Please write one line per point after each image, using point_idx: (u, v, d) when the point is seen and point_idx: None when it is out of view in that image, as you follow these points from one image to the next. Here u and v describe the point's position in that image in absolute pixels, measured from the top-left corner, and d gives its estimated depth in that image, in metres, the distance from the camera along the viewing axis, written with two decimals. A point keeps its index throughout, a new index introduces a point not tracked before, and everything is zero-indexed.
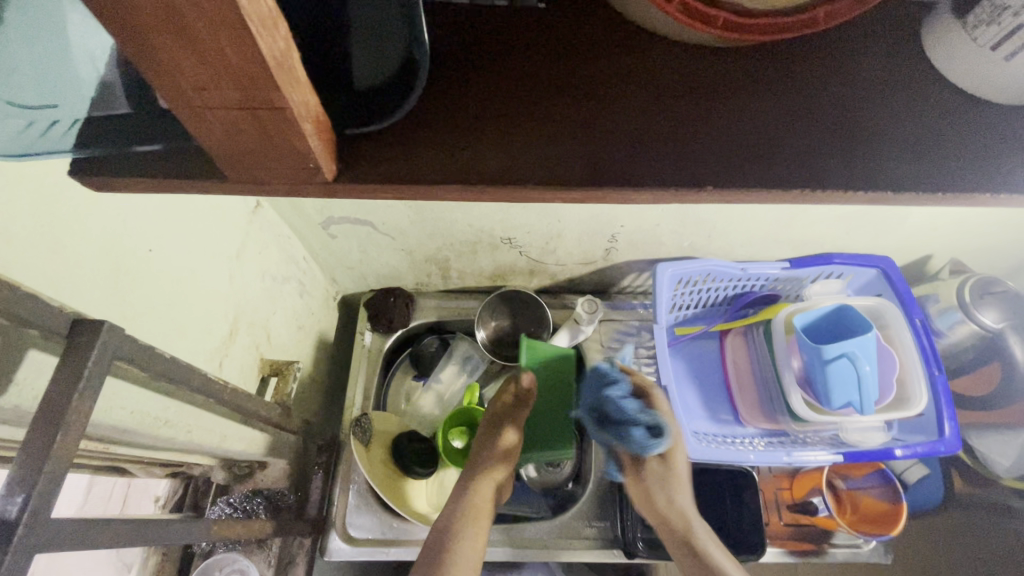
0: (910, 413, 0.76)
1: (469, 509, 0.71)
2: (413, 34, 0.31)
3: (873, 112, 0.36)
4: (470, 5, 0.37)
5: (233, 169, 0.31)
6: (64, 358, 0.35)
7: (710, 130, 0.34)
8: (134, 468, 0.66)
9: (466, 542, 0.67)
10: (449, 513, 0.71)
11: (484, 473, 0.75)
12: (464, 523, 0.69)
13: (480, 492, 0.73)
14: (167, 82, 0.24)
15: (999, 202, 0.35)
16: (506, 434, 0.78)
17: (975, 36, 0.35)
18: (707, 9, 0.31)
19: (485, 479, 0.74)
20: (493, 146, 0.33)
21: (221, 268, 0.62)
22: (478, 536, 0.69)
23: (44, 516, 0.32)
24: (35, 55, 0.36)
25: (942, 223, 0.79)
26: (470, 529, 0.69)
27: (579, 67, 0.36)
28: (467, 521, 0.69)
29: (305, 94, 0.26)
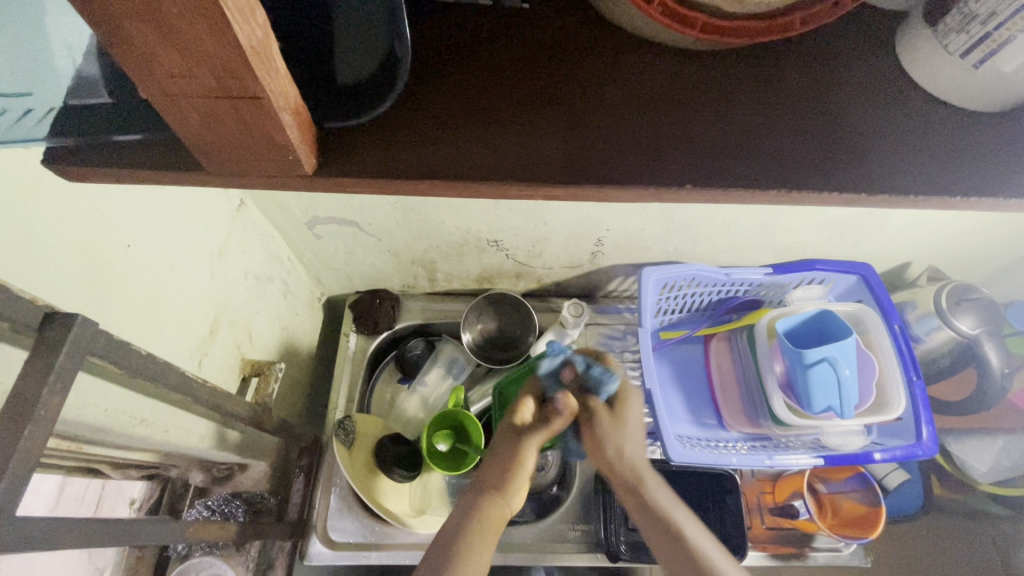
0: (888, 416, 0.78)
1: (481, 527, 0.57)
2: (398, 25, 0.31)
3: (849, 120, 0.36)
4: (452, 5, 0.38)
5: (210, 159, 0.30)
6: (36, 351, 0.34)
7: (690, 131, 0.35)
8: (109, 468, 0.65)
9: (475, 561, 0.54)
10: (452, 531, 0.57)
11: (497, 497, 0.59)
12: (474, 541, 0.56)
13: (496, 510, 0.58)
14: (141, 69, 0.23)
15: (973, 204, 0.36)
16: (525, 454, 0.60)
17: (946, 44, 0.35)
18: (690, 13, 0.31)
19: (499, 506, 0.58)
20: (478, 144, 0.33)
21: (200, 265, 0.61)
22: (487, 554, 0.56)
23: (11, 511, 0.32)
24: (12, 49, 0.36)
25: (920, 231, 0.80)
26: (479, 549, 0.55)
27: (562, 70, 0.36)
28: (476, 542, 0.55)
29: (284, 84, 0.26)
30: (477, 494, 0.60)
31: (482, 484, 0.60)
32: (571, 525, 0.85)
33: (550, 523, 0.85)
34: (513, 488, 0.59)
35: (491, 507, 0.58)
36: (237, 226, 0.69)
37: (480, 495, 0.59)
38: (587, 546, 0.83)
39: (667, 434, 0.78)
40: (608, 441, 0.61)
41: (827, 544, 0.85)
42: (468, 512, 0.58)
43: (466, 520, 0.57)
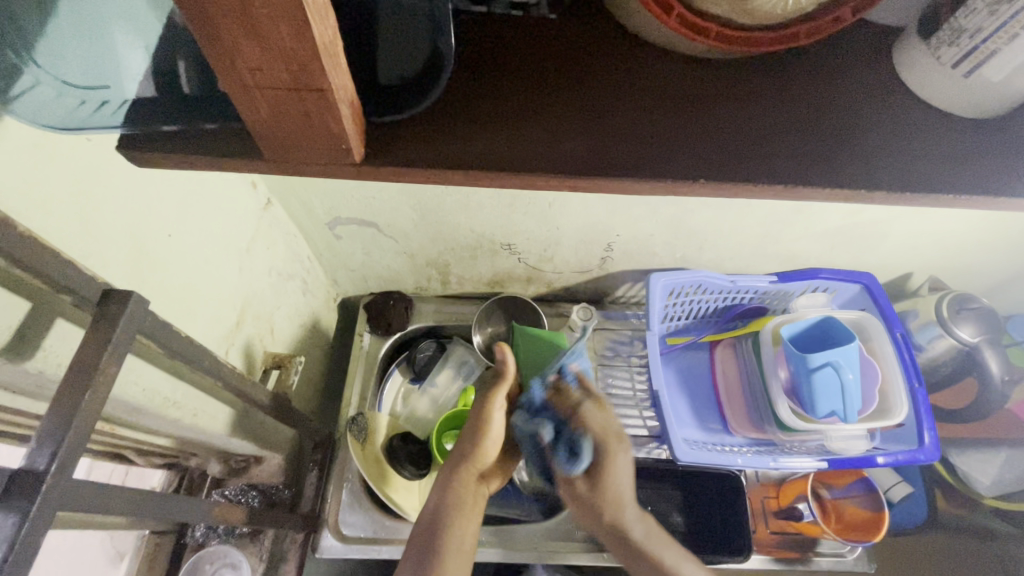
0: (891, 421, 0.80)
1: (460, 502, 0.61)
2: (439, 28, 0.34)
3: (853, 125, 0.39)
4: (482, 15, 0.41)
5: (270, 148, 0.33)
6: (96, 324, 0.37)
7: (703, 132, 0.38)
8: (134, 454, 0.67)
9: (461, 535, 0.59)
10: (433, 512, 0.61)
11: (470, 466, 0.64)
12: (456, 516, 0.60)
13: (469, 478, 0.63)
14: (223, 63, 0.26)
15: (966, 203, 0.38)
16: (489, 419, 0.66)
17: (937, 55, 0.38)
18: (700, 22, 0.33)
19: (470, 476, 0.64)
20: (507, 141, 0.36)
21: (228, 259, 0.64)
22: (471, 525, 0.61)
23: (70, 469, 0.34)
24: (78, 39, 0.35)
25: (920, 241, 0.83)
26: (461, 521, 0.60)
27: (584, 74, 0.39)
28: (457, 517, 0.60)
29: (345, 78, 0.29)
30: (449, 471, 0.64)
31: (453, 461, 0.65)
32: (578, 524, 0.86)
33: (557, 523, 0.86)
34: (484, 458, 0.65)
35: (463, 477, 0.63)
36: (264, 224, 0.72)
37: (453, 472, 0.64)
38: (593, 546, 0.84)
39: (673, 434, 0.80)
40: (601, 499, 0.62)
41: (830, 549, 0.86)
42: (444, 490, 0.62)
43: (445, 497, 0.61)
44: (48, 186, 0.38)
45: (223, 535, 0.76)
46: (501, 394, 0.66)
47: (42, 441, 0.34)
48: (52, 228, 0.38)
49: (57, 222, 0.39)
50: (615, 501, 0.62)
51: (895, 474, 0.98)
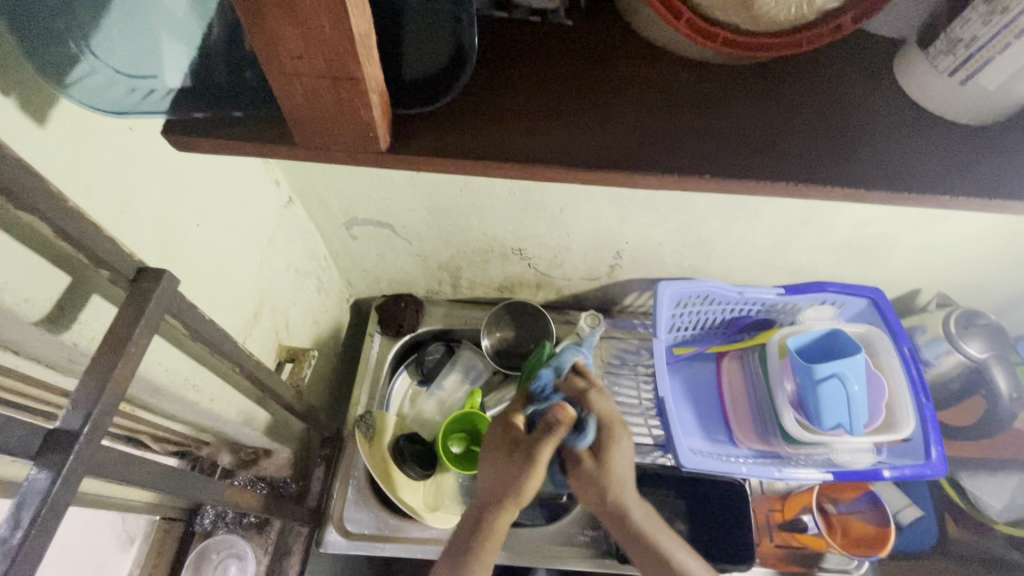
0: (898, 435, 0.80)
1: (486, 540, 0.65)
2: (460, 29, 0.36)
3: (867, 125, 0.39)
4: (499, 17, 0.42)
5: (302, 135, 0.34)
6: (131, 299, 0.39)
7: (713, 129, 0.38)
8: (150, 440, 0.69)
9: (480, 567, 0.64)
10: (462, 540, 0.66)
11: (499, 513, 0.65)
12: (480, 551, 0.64)
13: (498, 522, 0.65)
14: (267, 49, 0.28)
15: (970, 203, 0.37)
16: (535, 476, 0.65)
17: (936, 64, 0.38)
18: (711, 28, 0.34)
19: (499, 522, 0.65)
20: (522, 136, 0.37)
21: (248, 253, 0.66)
22: (491, 558, 0.65)
23: (100, 433, 0.36)
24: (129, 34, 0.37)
25: (928, 257, 0.83)
26: (484, 555, 0.64)
27: (598, 72, 0.40)
28: (480, 551, 0.64)
29: (376, 69, 0.31)
30: (481, 510, 0.67)
31: (486, 499, 0.67)
32: (581, 529, 0.86)
33: (560, 527, 0.86)
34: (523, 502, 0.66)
35: (494, 520, 0.65)
36: (283, 221, 0.75)
37: (485, 512, 0.66)
38: (595, 552, 0.84)
39: (677, 439, 0.81)
40: (606, 490, 0.68)
41: (835, 564, 0.85)
42: (475, 525, 0.66)
43: (477, 533, 0.65)
44: (94, 170, 0.41)
45: (231, 524, 0.77)
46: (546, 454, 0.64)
47: (76, 405, 0.36)
48: (96, 209, 0.41)
49: (98, 204, 0.41)
50: (620, 477, 0.69)
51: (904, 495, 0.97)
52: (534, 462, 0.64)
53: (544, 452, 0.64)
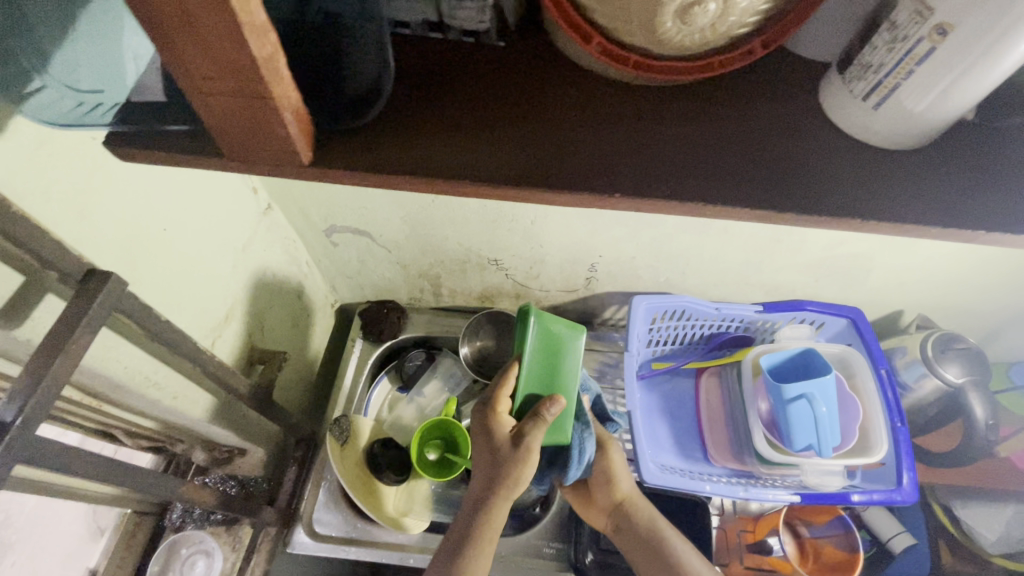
0: (870, 459, 0.78)
1: (483, 536, 0.57)
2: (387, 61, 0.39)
3: (790, 148, 0.40)
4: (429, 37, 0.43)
5: (229, 147, 0.36)
6: (76, 298, 0.42)
7: (631, 149, 0.39)
8: (123, 435, 0.72)
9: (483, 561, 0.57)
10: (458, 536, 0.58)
11: (495, 504, 0.58)
12: (478, 547, 0.57)
13: (494, 516, 0.58)
14: (180, 70, 0.30)
15: (878, 229, 0.37)
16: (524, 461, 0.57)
17: (850, 88, 0.39)
18: (621, 52, 0.36)
19: (494, 516, 0.58)
20: (441, 151, 0.38)
21: (222, 256, 0.69)
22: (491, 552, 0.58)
23: (34, 426, 0.38)
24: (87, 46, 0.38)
25: (907, 278, 0.82)
26: (484, 551, 0.57)
27: (525, 91, 0.41)
28: (479, 548, 0.57)
29: (288, 88, 0.32)
30: (473, 506, 0.59)
31: (479, 495, 0.59)
32: (547, 542, 0.86)
33: (527, 538, 0.86)
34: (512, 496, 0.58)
35: (490, 512, 0.58)
36: (261, 227, 0.77)
37: (476, 507, 0.58)
38: (558, 564, 0.83)
39: (642, 454, 0.80)
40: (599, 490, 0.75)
41: None
42: (471, 519, 0.58)
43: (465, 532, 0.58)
44: (52, 177, 0.43)
45: (199, 520, 0.80)
46: (536, 438, 0.58)
47: (12, 398, 0.38)
48: (55, 215, 0.44)
49: (56, 209, 0.44)
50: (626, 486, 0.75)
51: (899, 524, 0.92)
52: (528, 448, 0.57)
53: (535, 437, 0.58)
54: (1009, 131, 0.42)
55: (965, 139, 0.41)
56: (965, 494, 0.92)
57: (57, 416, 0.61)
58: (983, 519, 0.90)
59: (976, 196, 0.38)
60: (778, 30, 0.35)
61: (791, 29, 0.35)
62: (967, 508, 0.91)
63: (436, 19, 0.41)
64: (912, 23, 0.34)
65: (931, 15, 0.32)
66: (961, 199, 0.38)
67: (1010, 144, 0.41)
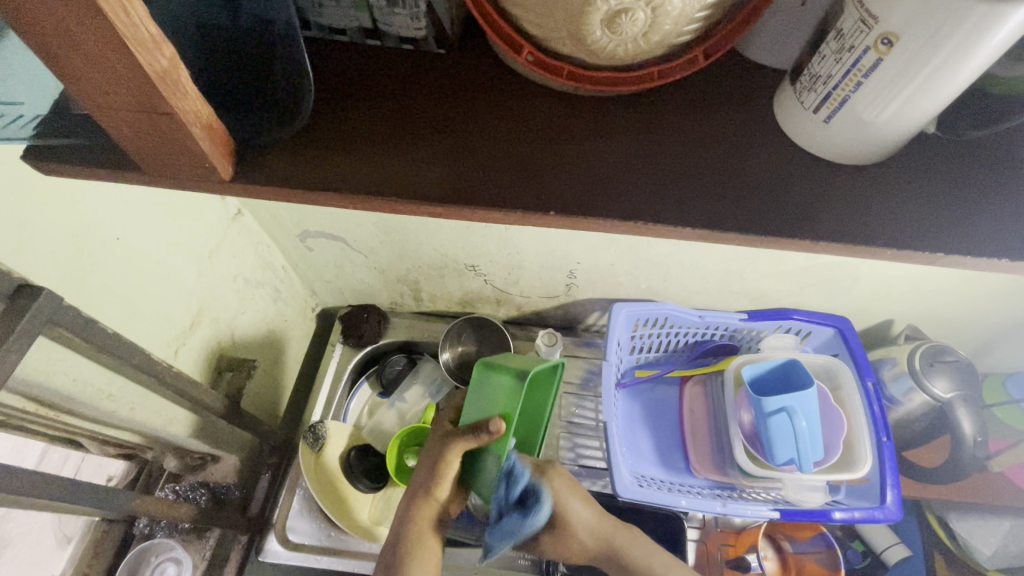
0: (854, 475, 0.75)
1: (415, 542, 0.54)
2: (304, 69, 0.37)
3: (738, 163, 0.38)
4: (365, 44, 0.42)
5: (145, 162, 0.35)
6: (5, 314, 0.41)
7: (564, 164, 0.37)
8: (88, 443, 0.71)
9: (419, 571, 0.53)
10: (393, 541, 0.55)
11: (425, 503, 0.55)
12: (413, 554, 0.54)
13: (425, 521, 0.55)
14: (77, 86, 0.29)
15: (824, 248, 0.36)
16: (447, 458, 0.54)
17: (802, 100, 0.36)
18: (555, 63, 0.35)
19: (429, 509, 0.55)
20: (369, 167, 0.37)
21: (187, 263, 0.68)
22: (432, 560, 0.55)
23: None
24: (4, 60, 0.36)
25: (896, 287, 0.79)
26: (424, 557, 0.54)
27: (461, 101, 0.39)
28: (414, 556, 0.54)
29: (194, 103, 0.31)
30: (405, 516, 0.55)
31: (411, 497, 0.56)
32: (521, 554, 0.83)
33: (501, 549, 0.84)
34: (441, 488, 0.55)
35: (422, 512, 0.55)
36: (230, 233, 0.75)
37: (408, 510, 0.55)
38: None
39: (618, 467, 0.77)
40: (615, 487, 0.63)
41: None
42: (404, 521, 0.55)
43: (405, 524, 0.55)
44: None
45: (169, 529, 0.79)
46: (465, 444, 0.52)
47: None
48: None
49: None
50: None
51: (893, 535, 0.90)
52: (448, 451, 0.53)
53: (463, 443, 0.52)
54: (971, 146, 0.40)
55: (922, 156, 0.39)
56: (960, 508, 0.89)
57: (13, 425, 0.61)
58: (978, 533, 0.87)
59: (923, 214, 0.37)
60: (725, 33, 0.34)
61: (732, 38, 0.34)
62: (963, 522, 0.88)
63: (371, 27, 0.40)
64: (857, 32, 0.31)
65: (875, 25, 0.30)
66: (906, 218, 0.36)
67: (970, 161, 0.39)
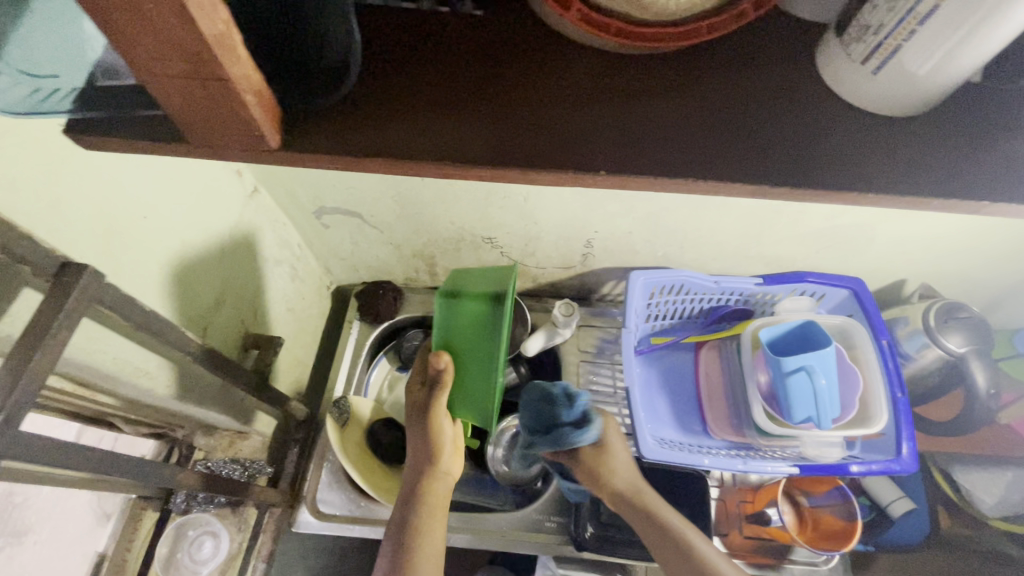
0: (871, 430, 0.78)
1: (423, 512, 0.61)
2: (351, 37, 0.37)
3: (783, 119, 0.38)
4: (401, 10, 0.41)
5: (193, 132, 0.35)
6: (51, 293, 0.41)
7: (609, 123, 0.37)
8: (121, 422, 0.72)
9: (431, 534, 0.60)
10: (400, 519, 0.61)
11: (428, 474, 0.65)
12: (421, 525, 0.60)
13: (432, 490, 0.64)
14: (130, 52, 0.29)
15: (871, 202, 0.36)
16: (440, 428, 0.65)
17: (849, 52, 0.37)
18: (603, 19, 0.35)
19: (430, 484, 0.64)
20: (415, 131, 0.37)
21: (210, 239, 0.68)
22: (440, 526, 0.61)
23: (14, 423, 0.38)
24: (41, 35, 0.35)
25: (911, 248, 0.80)
26: (432, 527, 0.61)
27: (502, 64, 0.39)
28: (424, 523, 0.60)
29: (246, 68, 0.31)
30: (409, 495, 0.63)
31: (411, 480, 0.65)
32: (547, 516, 0.85)
33: (527, 513, 0.86)
34: (440, 460, 0.65)
35: (425, 488, 0.64)
36: (249, 211, 0.75)
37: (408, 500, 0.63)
38: (561, 538, 0.83)
39: (641, 429, 0.79)
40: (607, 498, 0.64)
41: (805, 557, 0.84)
42: (407, 502, 0.63)
43: (411, 502, 0.62)
44: (16, 166, 0.42)
45: (204, 502, 0.81)
46: (442, 403, 0.65)
47: None
48: (30, 218, 0.44)
49: (32, 212, 0.44)
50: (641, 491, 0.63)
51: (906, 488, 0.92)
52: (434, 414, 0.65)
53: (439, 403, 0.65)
54: (1009, 98, 0.40)
55: (958, 107, 0.39)
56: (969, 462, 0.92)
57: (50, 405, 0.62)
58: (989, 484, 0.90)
59: (958, 164, 0.37)
60: None
61: None
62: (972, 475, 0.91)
63: None
64: None
65: None
66: (946, 169, 0.37)
67: (1010, 112, 0.39)
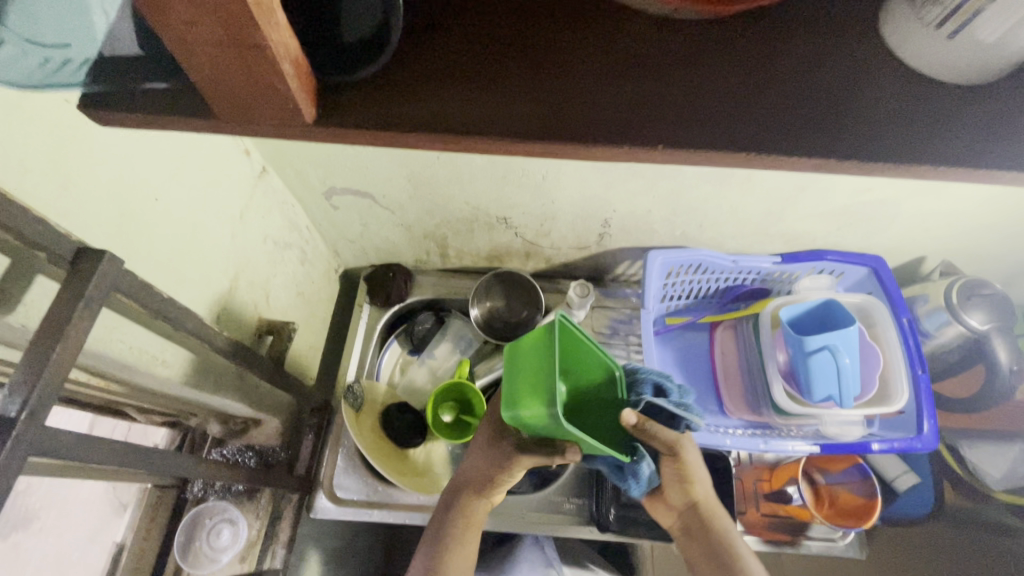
0: (892, 408, 0.77)
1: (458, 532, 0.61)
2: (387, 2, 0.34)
3: (840, 86, 0.36)
4: None
5: (220, 103, 0.33)
6: (70, 282, 0.39)
7: (664, 93, 0.35)
8: (133, 412, 0.70)
9: (461, 552, 0.60)
10: (435, 530, 0.62)
11: (472, 500, 0.63)
12: (454, 543, 0.61)
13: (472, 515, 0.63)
14: (160, 17, 0.27)
15: (937, 175, 0.35)
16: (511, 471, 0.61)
17: (922, 15, 0.35)
18: None
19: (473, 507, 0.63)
20: (460, 104, 0.35)
21: (222, 222, 0.65)
22: (471, 545, 0.62)
23: (40, 420, 0.36)
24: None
25: (935, 224, 0.79)
26: (464, 545, 0.61)
27: (546, 29, 0.37)
28: (456, 541, 0.61)
29: (284, 34, 0.29)
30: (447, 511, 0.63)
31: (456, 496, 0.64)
32: (566, 498, 0.86)
33: (546, 495, 0.85)
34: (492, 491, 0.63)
35: (465, 509, 0.63)
36: (258, 192, 0.72)
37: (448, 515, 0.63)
38: (581, 519, 0.84)
39: None
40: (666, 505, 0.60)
41: (821, 534, 0.84)
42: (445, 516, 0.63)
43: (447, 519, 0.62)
44: (24, 148, 0.40)
45: (221, 491, 0.81)
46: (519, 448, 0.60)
47: (13, 391, 0.36)
48: (43, 203, 0.41)
49: (44, 197, 0.41)
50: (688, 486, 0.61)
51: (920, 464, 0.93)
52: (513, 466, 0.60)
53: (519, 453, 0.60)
54: None
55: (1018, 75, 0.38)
56: None
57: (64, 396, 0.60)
58: None
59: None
60: None
61: None
62: None
63: None
64: None
65: None
66: (1011, 140, 0.35)
67: None
